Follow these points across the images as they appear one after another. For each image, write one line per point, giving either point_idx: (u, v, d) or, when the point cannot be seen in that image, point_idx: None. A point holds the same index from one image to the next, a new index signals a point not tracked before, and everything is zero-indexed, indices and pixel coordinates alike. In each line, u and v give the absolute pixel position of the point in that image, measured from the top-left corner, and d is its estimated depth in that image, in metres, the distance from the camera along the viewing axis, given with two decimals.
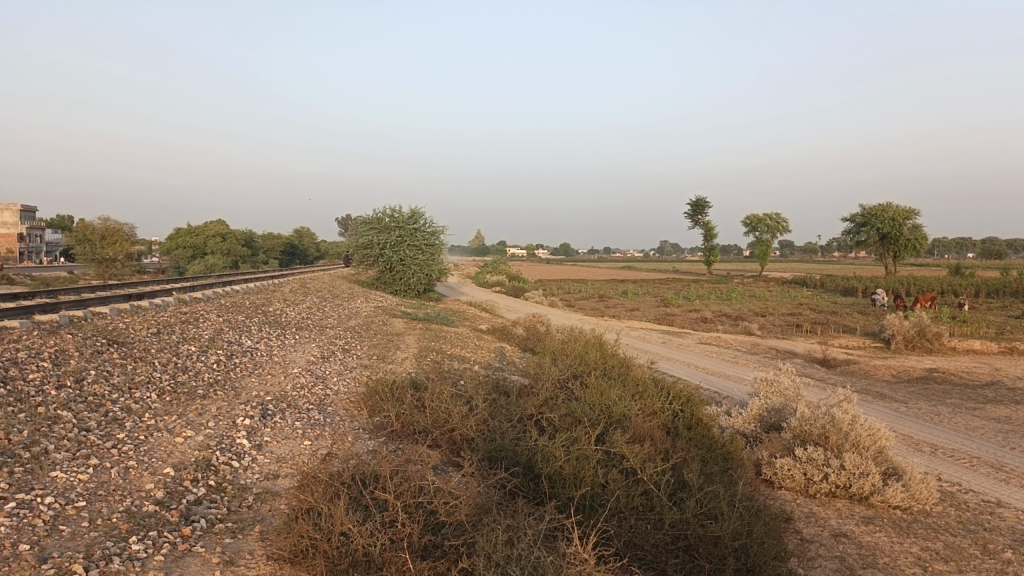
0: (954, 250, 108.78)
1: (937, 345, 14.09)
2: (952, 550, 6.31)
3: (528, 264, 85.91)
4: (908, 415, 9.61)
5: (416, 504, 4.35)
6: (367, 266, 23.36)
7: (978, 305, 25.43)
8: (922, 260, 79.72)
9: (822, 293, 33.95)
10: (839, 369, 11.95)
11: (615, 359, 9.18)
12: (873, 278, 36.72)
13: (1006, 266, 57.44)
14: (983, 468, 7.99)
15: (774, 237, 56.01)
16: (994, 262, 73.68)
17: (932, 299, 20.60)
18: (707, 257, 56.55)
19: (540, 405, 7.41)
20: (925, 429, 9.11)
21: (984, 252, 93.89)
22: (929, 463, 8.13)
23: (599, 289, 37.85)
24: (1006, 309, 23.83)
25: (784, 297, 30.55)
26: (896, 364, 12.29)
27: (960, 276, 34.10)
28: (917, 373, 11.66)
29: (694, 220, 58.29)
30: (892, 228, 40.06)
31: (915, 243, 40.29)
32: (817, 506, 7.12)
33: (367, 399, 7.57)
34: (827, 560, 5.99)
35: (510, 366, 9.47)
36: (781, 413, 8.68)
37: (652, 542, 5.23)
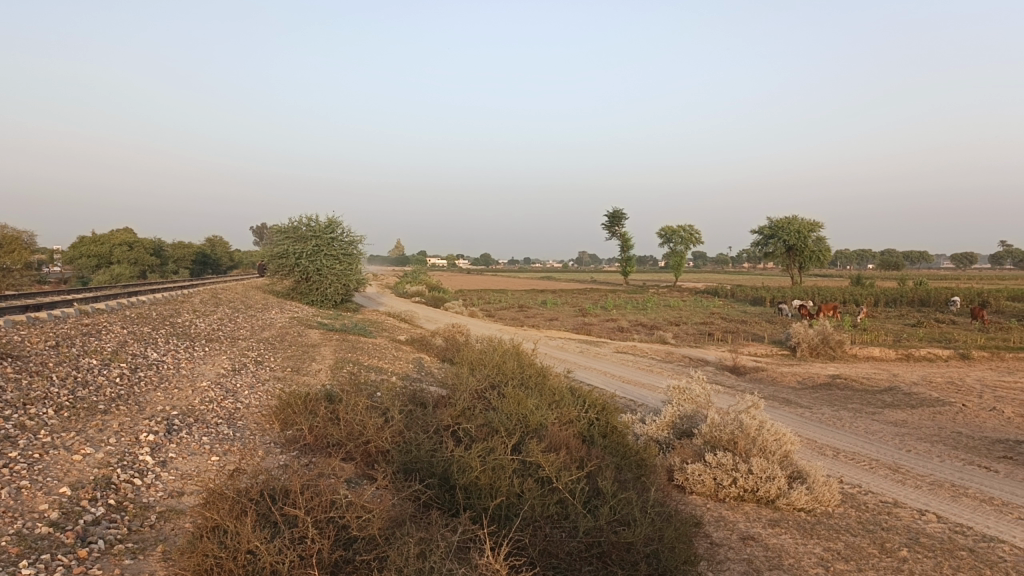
0: (854, 262, 114.30)
1: (840, 353, 14.69)
2: (852, 549, 6.57)
3: (449, 274, 85.86)
4: (812, 420, 9.98)
5: (327, 518, 4.27)
6: (281, 276, 22.85)
7: (877, 314, 26.67)
8: (828, 271, 82.93)
9: (733, 302, 35.03)
10: (748, 376, 12.32)
11: (532, 368, 9.24)
12: (780, 289, 38.12)
13: (901, 277, 60.54)
14: (881, 470, 8.35)
15: (687, 249, 57.46)
16: (893, 273, 77.49)
17: (834, 307, 21.49)
18: (623, 268, 57.46)
19: (456, 415, 7.39)
20: (828, 433, 9.47)
21: (883, 265, 98.66)
22: (831, 466, 8.46)
23: (518, 299, 38.10)
24: (902, 317, 25.08)
25: (697, 306, 31.39)
26: (802, 371, 12.73)
27: (861, 286, 35.69)
28: (821, 380, 12.11)
29: (611, 231, 59.20)
30: (798, 240, 41.61)
31: (819, 255, 42.04)
32: (725, 510, 7.31)
33: (279, 412, 7.39)
34: (735, 563, 6.15)
35: (428, 376, 9.41)
36: (692, 420, 8.91)
37: (566, 550, 5.26)
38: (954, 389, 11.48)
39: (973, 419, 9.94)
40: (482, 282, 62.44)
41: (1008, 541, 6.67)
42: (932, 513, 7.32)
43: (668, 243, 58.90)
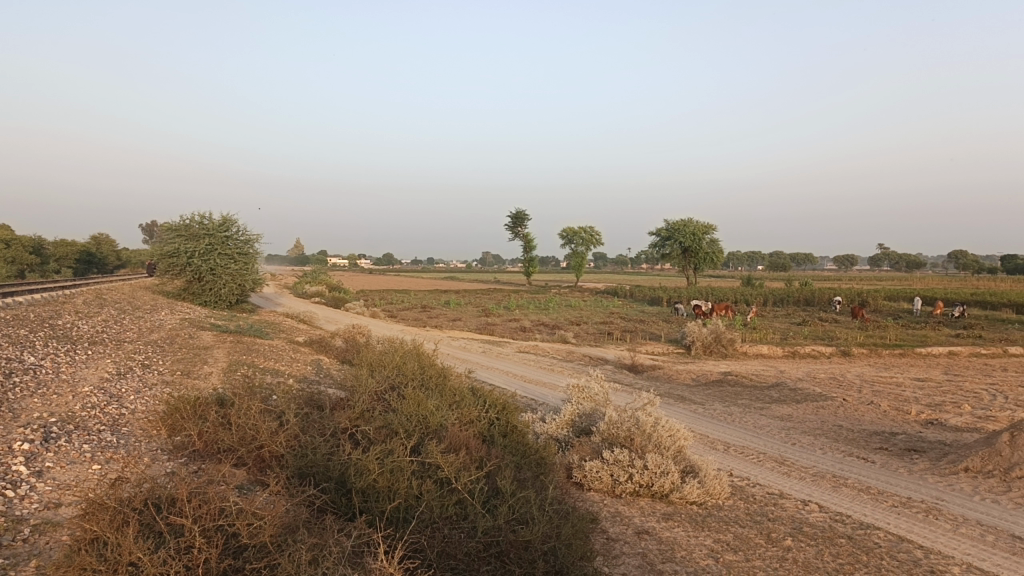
0: (746, 263, 119.11)
1: (731, 350, 15.26)
2: (740, 540, 6.83)
3: (351, 274, 84.58)
4: (705, 415, 10.32)
5: (216, 527, 4.13)
6: (171, 276, 21.73)
7: (765, 313, 27.89)
8: (722, 272, 86.01)
9: (631, 302, 35.93)
10: (645, 374, 12.64)
11: (433, 368, 9.20)
12: (676, 289, 39.37)
13: (787, 278, 63.57)
14: (768, 463, 8.71)
15: (588, 250, 58.54)
16: (781, 275, 81.20)
17: (725, 307, 22.34)
18: (526, 268, 58.01)
19: (355, 418, 7.27)
20: (719, 428, 9.82)
21: (773, 267, 103.17)
22: (722, 459, 8.77)
23: (421, 299, 37.94)
24: (787, 316, 26.32)
25: (596, 306, 32.03)
26: (695, 369, 13.15)
27: (751, 287, 37.27)
28: (713, 377, 12.55)
29: (513, 232, 59.60)
30: (692, 242, 43.03)
31: (712, 256, 43.62)
32: (621, 505, 7.47)
33: (168, 417, 7.09)
34: (629, 557, 6.29)
35: (326, 378, 9.23)
36: (591, 418, 9.08)
37: (464, 551, 5.26)
38: (835, 384, 12.11)
39: (853, 413, 10.50)
40: (384, 282, 61.79)
41: (882, 527, 7.07)
42: (815, 503, 7.69)
43: (569, 244, 59.86)
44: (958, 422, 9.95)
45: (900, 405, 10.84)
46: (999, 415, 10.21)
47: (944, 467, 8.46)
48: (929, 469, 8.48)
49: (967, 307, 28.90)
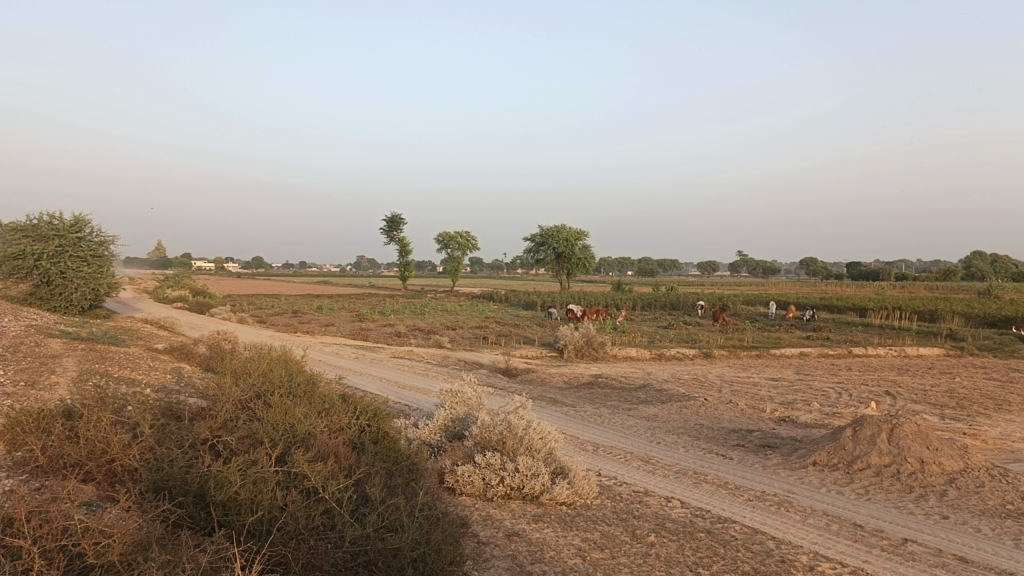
0: (618, 269, 122.85)
1: (602, 353, 15.70)
2: (607, 538, 7.01)
3: (218, 278, 81.27)
4: (576, 417, 10.54)
5: (58, 548, 3.86)
6: (15, 279, 19.72)
7: (634, 317, 28.84)
8: (596, 277, 88.30)
9: (506, 307, 36.31)
10: (519, 378, 12.78)
11: (302, 376, 8.95)
12: (550, 294, 40.12)
13: (655, 283, 66.09)
14: (634, 462, 9.00)
15: (464, 254, 58.74)
16: (649, 280, 84.28)
17: (596, 311, 22.97)
18: (401, 273, 57.54)
19: (216, 427, 6.96)
20: (589, 429, 10.06)
21: (643, 272, 106.86)
22: (591, 460, 8.98)
23: (292, 305, 36.80)
24: (655, 320, 27.32)
25: (472, 311, 32.17)
26: (568, 372, 13.42)
27: (621, 292, 38.47)
28: (585, 379, 12.85)
29: (389, 236, 58.95)
30: (566, 248, 43.99)
31: (585, 262, 44.77)
32: (493, 508, 7.51)
33: (6, 432, 6.56)
34: (499, 560, 6.32)
35: (187, 387, 8.81)
36: (464, 422, 9.10)
37: (331, 561, 5.14)
38: (698, 385, 12.66)
39: (714, 412, 11.00)
40: (253, 287, 59.68)
41: (738, 520, 7.43)
42: (677, 500, 7.99)
43: (446, 248, 59.87)
44: (808, 418, 10.62)
45: (757, 403, 11.45)
46: (843, 411, 10.97)
47: (795, 462, 9.00)
48: (781, 464, 8.99)
49: (815, 310, 30.95)
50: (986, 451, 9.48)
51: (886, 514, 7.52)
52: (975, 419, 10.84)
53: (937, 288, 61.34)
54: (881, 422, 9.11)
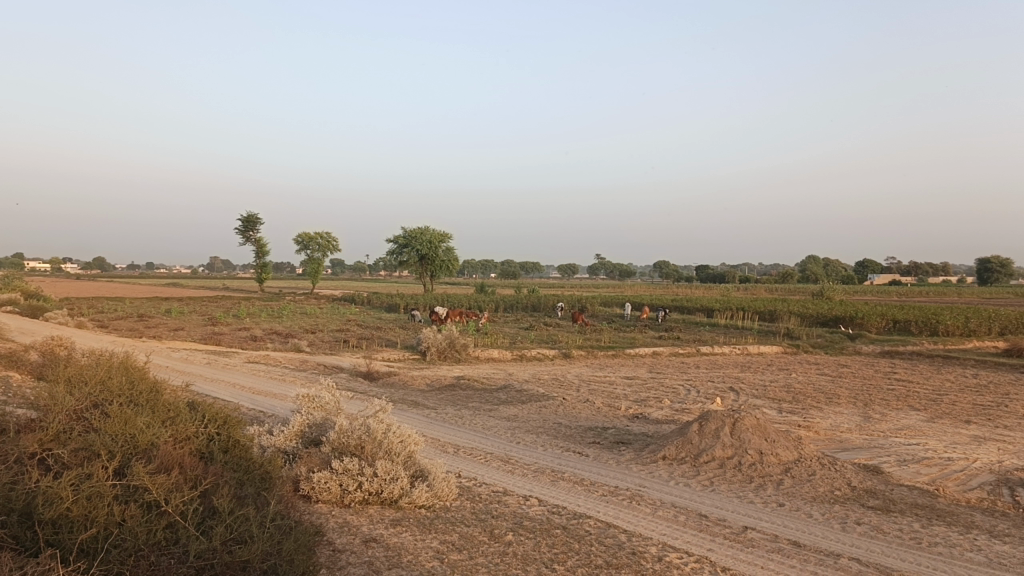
0: (482, 271, 123.79)
1: (464, 355, 15.79)
2: (465, 540, 7.02)
3: (54, 279, 75.53)
4: (436, 420, 10.52)
5: None
6: None
7: (495, 319, 29.14)
8: (460, 279, 88.56)
9: (367, 309, 35.78)
10: (380, 381, 12.61)
11: (145, 383, 8.43)
12: (413, 296, 39.92)
13: (516, 285, 67.12)
14: (494, 462, 9.08)
15: (325, 255, 57.44)
16: (511, 282, 85.45)
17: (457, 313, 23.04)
18: (258, 275, 55.55)
19: (46, 439, 6.43)
20: (449, 431, 10.06)
21: (506, 274, 108.28)
22: (451, 462, 8.98)
23: (137, 308, 34.69)
24: (516, 321, 27.71)
25: (332, 314, 31.47)
26: (430, 374, 13.37)
27: (483, 293, 38.83)
28: (446, 381, 12.84)
29: (245, 237, 56.75)
30: (429, 250, 43.88)
31: (447, 264, 44.91)
32: (350, 515, 7.37)
33: None
34: (356, 566, 6.20)
35: (14, 398, 8.10)
36: (321, 428, 8.89)
37: None
38: (557, 385, 12.93)
39: (571, 411, 11.27)
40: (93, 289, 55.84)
41: (593, 516, 7.64)
42: (535, 498, 8.12)
43: (305, 250, 58.34)
44: (659, 415, 11.07)
45: (612, 401, 11.83)
46: (692, 407, 11.51)
47: (647, 457, 9.35)
48: (634, 459, 9.32)
49: (667, 311, 32.38)
50: (817, 441, 10.20)
51: (728, 504, 7.94)
52: (808, 412, 11.65)
53: (775, 288, 69.22)
54: (725, 417, 9.62)
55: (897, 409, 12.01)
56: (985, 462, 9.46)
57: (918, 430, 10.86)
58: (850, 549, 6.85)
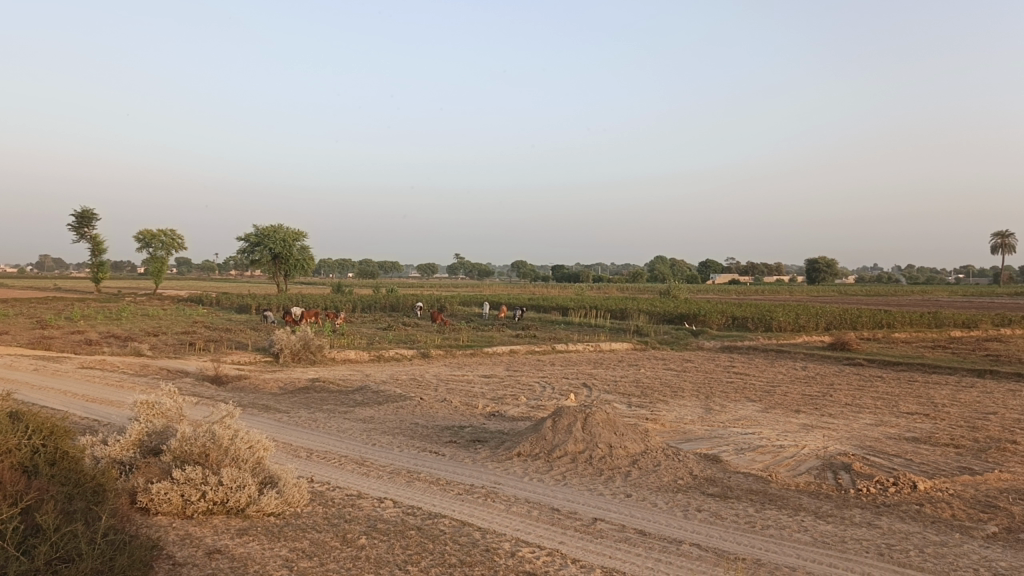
0: (340, 271, 121.37)
1: (319, 356, 15.41)
2: (316, 546, 6.84)
3: None
4: (288, 423, 10.21)
5: None
6: None
7: (352, 319, 28.65)
8: (311, 279, 86.44)
9: (216, 310, 34.24)
10: (229, 385, 12.09)
11: None
12: (265, 296, 38.62)
13: (373, 285, 66.29)
14: (348, 465, 8.91)
15: (170, 254, 54.52)
16: (370, 282, 84.30)
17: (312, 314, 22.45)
18: (94, 274, 51.97)
19: None
20: (302, 435, 9.78)
21: (364, 274, 106.70)
22: (303, 467, 8.74)
23: None
24: (373, 321, 27.36)
25: (177, 315, 29.89)
26: (282, 377, 12.96)
27: (340, 293, 38.13)
28: (300, 384, 12.48)
29: (79, 233, 52.92)
30: (282, 249, 42.57)
31: (302, 263, 43.81)
32: (192, 526, 7.02)
33: None
34: None
35: None
36: (162, 436, 8.43)
37: None
38: (414, 385, 12.86)
39: (429, 410, 11.24)
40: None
41: (448, 515, 7.64)
42: (390, 500, 8.03)
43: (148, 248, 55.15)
44: (515, 412, 11.23)
45: (469, 400, 11.89)
46: (547, 403, 11.76)
47: (502, 454, 9.46)
48: (489, 457, 9.41)
49: (524, 310, 32.95)
50: (663, 433, 10.68)
51: (579, 497, 8.17)
52: (656, 405, 12.17)
53: (628, 288, 70.29)
54: (577, 412, 9.89)
55: (736, 401, 12.76)
56: (811, 448, 10.21)
57: (754, 420, 11.58)
58: (692, 535, 7.20)
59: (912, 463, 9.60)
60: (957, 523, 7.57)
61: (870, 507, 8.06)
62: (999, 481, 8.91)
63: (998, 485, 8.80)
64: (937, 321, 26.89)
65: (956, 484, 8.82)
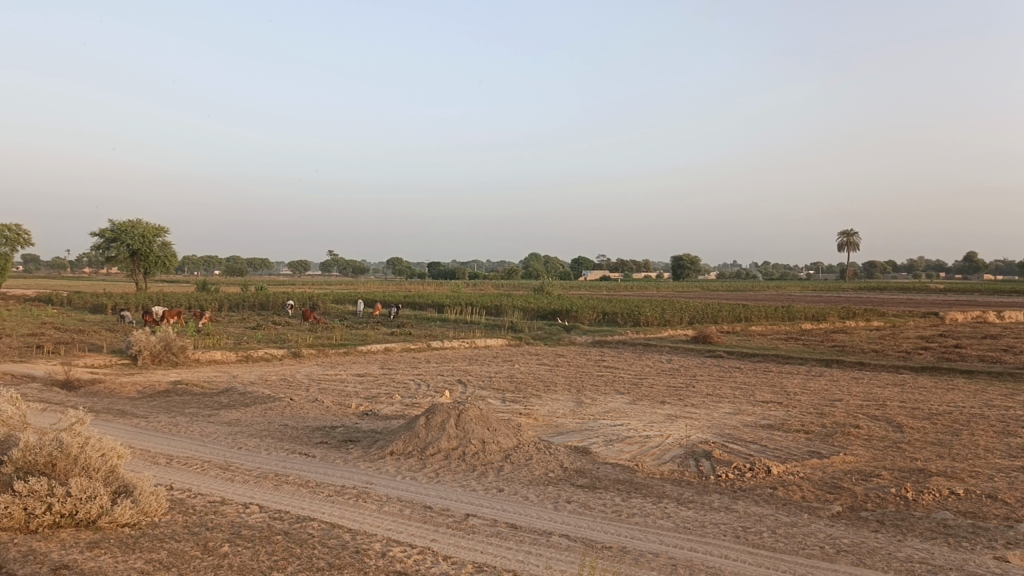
0: (208, 269, 116.46)
1: (182, 358, 14.73)
2: (174, 556, 6.52)
3: None
4: (146, 429, 9.69)
5: None
6: None
7: (219, 318, 27.58)
8: (175, 277, 82.46)
9: (67, 310, 32.13)
10: (81, 391, 11.37)
11: None
12: (123, 295, 36.59)
13: (242, 283, 64.00)
14: (212, 470, 8.55)
15: (15, 250, 50.70)
16: (238, 280, 81.25)
17: (174, 313, 21.43)
18: None
19: None
20: (161, 441, 9.31)
21: (234, 271, 102.80)
22: (162, 474, 8.33)
23: None
24: (242, 320, 26.42)
25: (22, 316, 27.84)
26: (142, 380, 12.30)
27: (206, 292, 36.63)
28: (160, 387, 11.88)
29: None
30: (142, 245, 40.46)
31: (164, 260, 41.80)
32: (36, 542, 6.55)
33: None
34: None
35: None
36: (3, 446, 7.81)
37: None
38: (284, 385, 12.51)
39: (299, 411, 10.95)
40: None
41: (316, 517, 7.46)
42: (256, 505, 7.76)
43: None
44: (388, 410, 11.12)
45: (342, 399, 11.68)
46: (421, 401, 11.70)
47: (374, 453, 9.34)
48: (361, 457, 9.26)
49: (399, 307, 32.73)
50: (536, 427, 10.84)
51: (452, 493, 8.17)
52: (529, 400, 12.34)
53: (502, 287, 64.45)
54: (450, 409, 9.90)
55: (606, 394, 13.12)
56: (676, 438, 10.64)
57: (622, 412, 11.94)
58: (561, 526, 7.34)
59: (766, 449, 10.17)
60: (806, 504, 8.07)
61: (729, 492, 8.47)
62: (843, 462, 9.58)
63: (842, 466, 9.46)
64: (790, 314, 28.62)
65: (805, 467, 9.41)
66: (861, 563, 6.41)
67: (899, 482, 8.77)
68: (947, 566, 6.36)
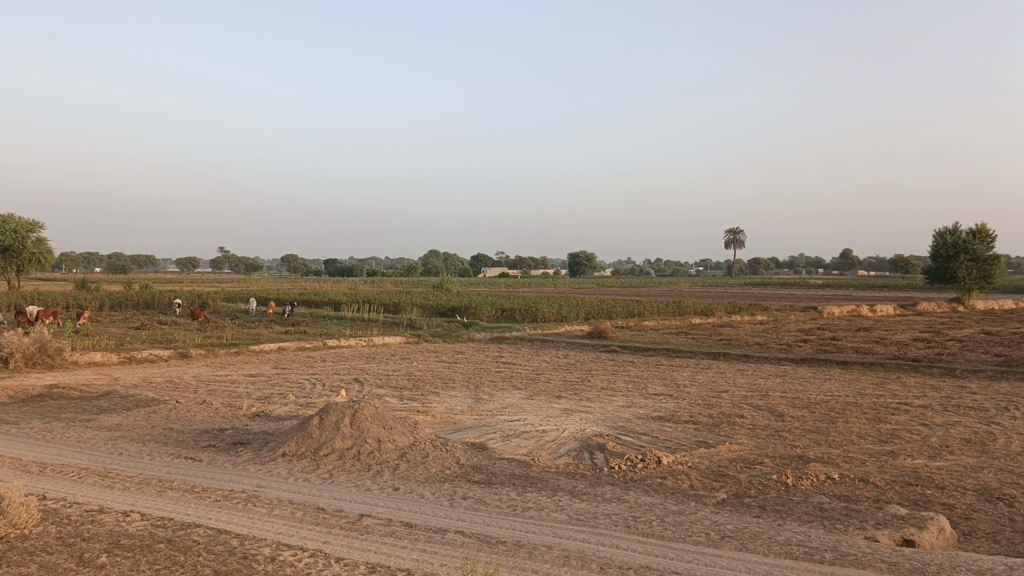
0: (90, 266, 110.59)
1: (58, 361, 13.93)
2: (46, 570, 6.15)
3: None
4: (17, 436, 9.12)
5: None
6: None
7: (100, 318, 26.20)
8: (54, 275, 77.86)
9: None
10: None
11: None
12: None
13: (126, 281, 61.02)
14: (89, 478, 8.12)
15: None
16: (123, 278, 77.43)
17: (48, 313, 20.22)
18: None
19: None
20: (33, 448, 8.78)
21: (118, 268, 98.00)
22: (34, 483, 7.85)
23: None
24: (124, 320, 25.19)
25: None
26: (12, 384, 11.56)
27: (84, 290, 34.74)
28: (33, 391, 11.20)
29: None
30: (13, 241, 37.98)
31: (38, 257, 39.38)
32: None
33: None
34: None
35: None
36: None
37: None
38: (171, 387, 12.02)
39: (185, 414, 10.54)
40: None
41: (202, 523, 7.19)
42: (137, 513, 7.42)
43: None
44: (281, 411, 10.83)
45: (232, 401, 11.32)
46: (315, 401, 11.47)
47: (265, 455, 9.09)
48: (251, 459, 9.00)
49: (294, 305, 31.95)
50: (432, 425, 10.80)
51: (345, 494, 8.03)
52: (426, 397, 12.29)
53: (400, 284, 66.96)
54: (344, 409, 9.75)
55: (503, 390, 13.21)
56: (571, 431, 10.82)
57: (519, 407, 12.05)
58: (456, 523, 7.34)
59: (657, 440, 10.47)
60: (693, 492, 8.35)
61: (621, 483, 8.67)
62: (729, 451, 9.97)
63: (728, 455, 9.84)
64: (680, 310, 29.54)
65: (694, 457, 9.74)
66: (744, 548, 6.68)
67: (780, 469, 9.19)
68: (822, 547, 6.70)
